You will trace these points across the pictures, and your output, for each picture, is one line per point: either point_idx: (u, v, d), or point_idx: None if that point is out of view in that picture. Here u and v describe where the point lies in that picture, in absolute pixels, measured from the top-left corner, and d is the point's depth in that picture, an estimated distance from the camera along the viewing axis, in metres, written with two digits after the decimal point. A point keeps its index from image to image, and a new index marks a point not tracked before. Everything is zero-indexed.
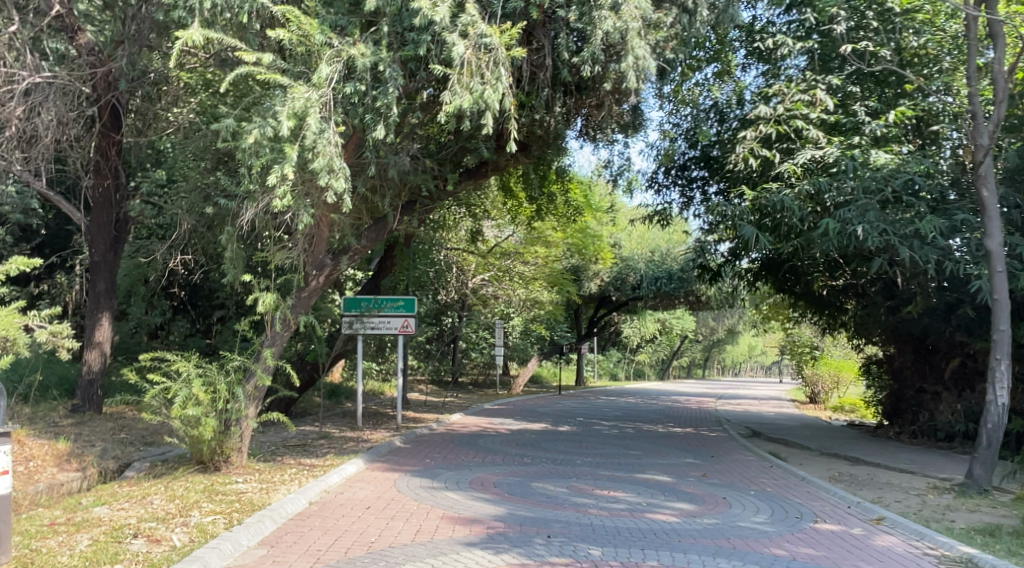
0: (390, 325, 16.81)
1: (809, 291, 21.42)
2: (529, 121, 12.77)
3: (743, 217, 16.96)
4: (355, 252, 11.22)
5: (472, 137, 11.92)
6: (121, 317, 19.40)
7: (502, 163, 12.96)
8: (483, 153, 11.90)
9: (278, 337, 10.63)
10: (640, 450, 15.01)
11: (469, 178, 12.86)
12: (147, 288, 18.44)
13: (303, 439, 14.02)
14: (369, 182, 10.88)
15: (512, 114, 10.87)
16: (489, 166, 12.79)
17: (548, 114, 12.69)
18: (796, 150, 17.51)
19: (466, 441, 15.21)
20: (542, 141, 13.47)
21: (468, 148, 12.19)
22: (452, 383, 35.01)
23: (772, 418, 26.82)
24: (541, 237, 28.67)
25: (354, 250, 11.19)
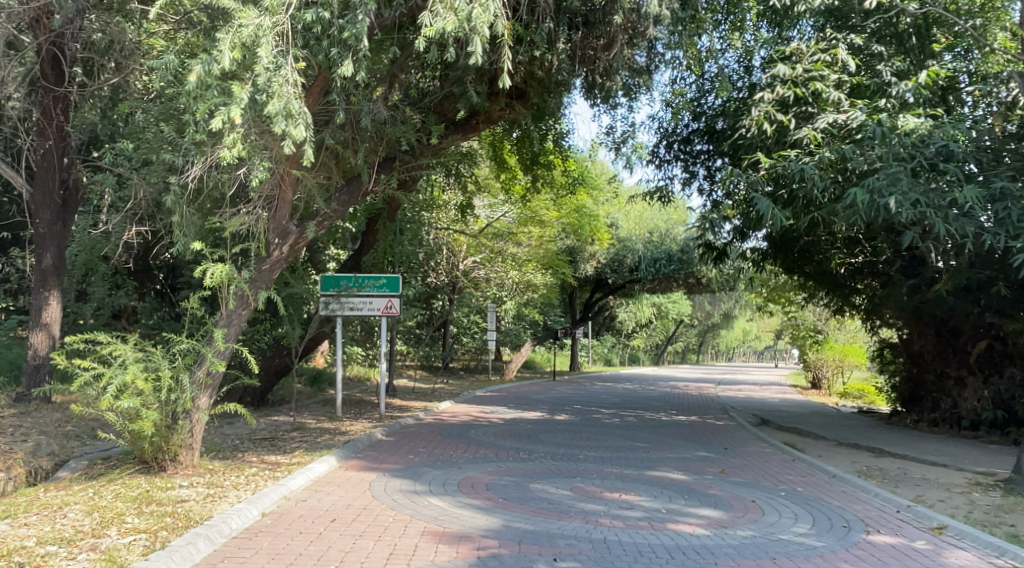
0: (372, 306, 15.37)
1: (822, 271, 19.98)
2: (528, 60, 11.39)
3: (759, 188, 15.53)
4: (326, 218, 9.75)
5: (462, 80, 10.82)
6: (84, 301, 17.93)
7: (495, 117, 11.86)
8: (475, 98, 10.81)
9: (234, 317, 9.17)
10: (647, 442, 13.63)
11: (458, 131, 11.79)
12: (109, 266, 16.98)
13: (272, 433, 12.58)
14: (337, 134, 9.54)
15: (506, 41, 9.50)
16: (480, 118, 11.74)
17: (550, 52, 11.26)
18: (814, 115, 16.01)
19: (455, 433, 13.75)
20: (542, 87, 12.10)
21: (456, 94, 11.12)
22: (442, 369, 33.66)
23: (778, 405, 25.50)
24: (536, 217, 27.20)
25: (324, 216, 9.71)
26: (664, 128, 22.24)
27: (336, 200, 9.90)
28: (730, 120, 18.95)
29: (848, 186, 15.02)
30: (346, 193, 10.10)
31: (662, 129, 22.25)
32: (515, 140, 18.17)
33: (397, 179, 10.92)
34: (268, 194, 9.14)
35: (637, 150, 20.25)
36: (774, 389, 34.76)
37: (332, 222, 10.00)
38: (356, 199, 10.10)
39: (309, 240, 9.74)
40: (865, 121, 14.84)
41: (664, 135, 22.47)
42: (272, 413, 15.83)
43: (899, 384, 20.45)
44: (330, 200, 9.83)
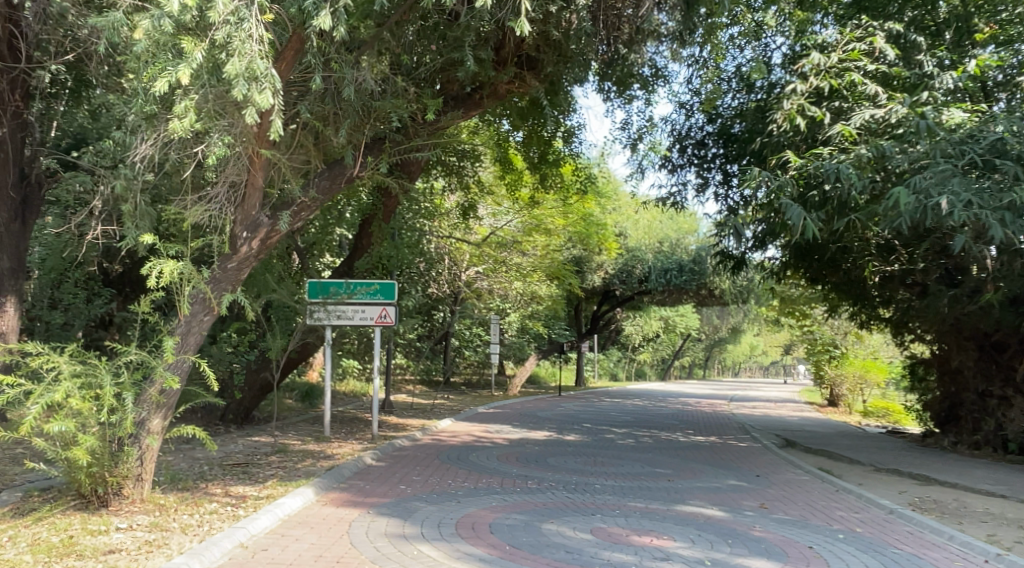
0: (366, 315, 14.09)
1: (851, 280, 18.59)
2: (542, 20, 10.38)
3: (789, 191, 14.08)
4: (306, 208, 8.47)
5: (462, 46, 10.21)
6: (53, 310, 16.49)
7: (500, 91, 11.37)
8: (473, 63, 10.20)
9: (194, 324, 7.84)
10: (669, 468, 12.22)
11: (459, 105, 11.40)
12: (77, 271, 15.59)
13: (249, 457, 11.19)
14: (314, 106, 8.97)
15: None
16: (485, 91, 11.28)
17: (567, 10, 10.44)
18: (849, 110, 14.64)
19: (455, 456, 12.33)
20: (558, 58, 11.13)
21: (456, 61, 10.48)
22: (443, 384, 32.25)
23: (798, 424, 24.01)
24: (541, 226, 26.08)
25: (303, 206, 8.46)
26: (678, 130, 20.94)
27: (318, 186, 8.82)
28: (760, 120, 17.69)
29: (887, 188, 13.62)
30: (328, 175, 9.06)
31: (675, 131, 20.95)
32: (524, 138, 16.95)
33: (388, 165, 9.73)
34: (234, 181, 7.95)
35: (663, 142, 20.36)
36: (789, 406, 33.28)
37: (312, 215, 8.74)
38: (339, 183, 9.07)
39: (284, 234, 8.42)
40: (907, 114, 13.38)
41: (676, 138, 21.11)
42: (253, 433, 14.40)
43: (933, 404, 19.00)
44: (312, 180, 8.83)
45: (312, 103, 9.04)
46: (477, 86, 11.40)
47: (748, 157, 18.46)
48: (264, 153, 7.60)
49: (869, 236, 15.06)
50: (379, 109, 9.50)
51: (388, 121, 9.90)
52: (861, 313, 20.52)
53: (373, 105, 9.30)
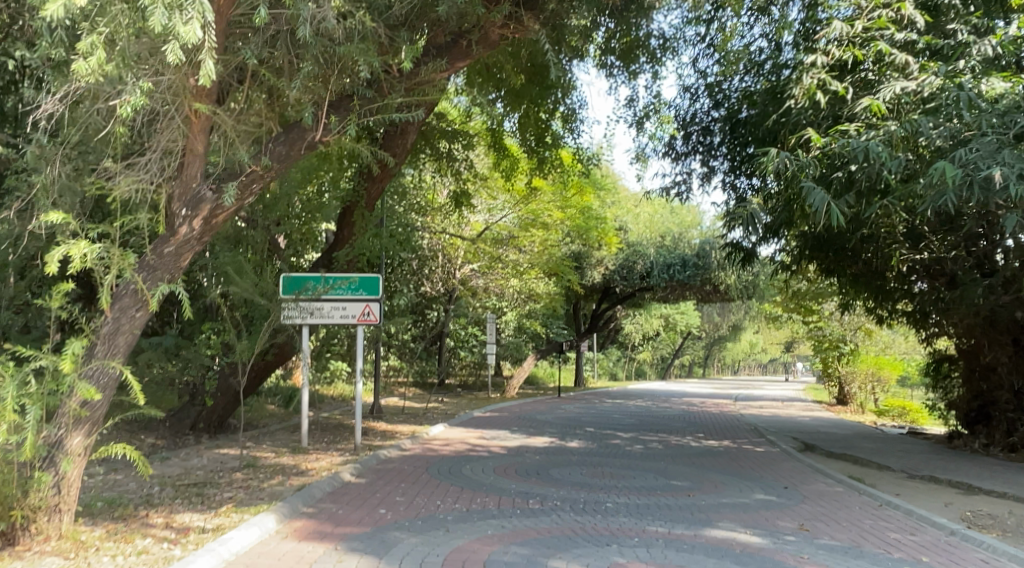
0: (347, 313, 12.90)
1: (872, 270, 17.29)
2: None
3: (813, 172, 12.55)
4: (259, 178, 7.68)
5: None
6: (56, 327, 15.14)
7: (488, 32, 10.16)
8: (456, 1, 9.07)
9: (123, 321, 6.72)
10: (688, 480, 10.88)
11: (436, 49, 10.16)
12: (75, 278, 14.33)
13: (213, 474, 9.90)
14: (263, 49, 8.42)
15: None
16: (474, 34, 10.00)
17: None
18: (876, 83, 13.35)
19: (446, 469, 11.01)
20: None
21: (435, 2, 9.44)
22: (438, 387, 30.90)
23: (814, 426, 22.70)
24: (539, 220, 24.92)
25: (255, 176, 7.64)
26: (681, 114, 19.61)
27: (272, 153, 7.91)
28: (775, 98, 16.39)
29: (923, 169, 12.22)
30: (285, 140, 8.06)
31: (678, 115, 19.62)
32: (519, 110, 15.59)
33: (357, 127, 8.55)
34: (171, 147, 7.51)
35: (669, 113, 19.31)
36: (798, 406, 31.96)
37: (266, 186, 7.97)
38: (298, 147, 8.07)
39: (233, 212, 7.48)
40: (943, 83, 11.98)
41: (681, 124, 19.72)
42: (223, 445, 13.03)
43: (961, 403, 17.71)
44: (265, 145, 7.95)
45: (261, 47, 8.42)
46: (463, 33, 10.19)
47: (759, 141, 17.10)
48: (202, 107, 6.99)
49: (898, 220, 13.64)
50: (343, 57, 8.58)
51: (358, 69, 8.66)
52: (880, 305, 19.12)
53: (338, 52, 8.39)
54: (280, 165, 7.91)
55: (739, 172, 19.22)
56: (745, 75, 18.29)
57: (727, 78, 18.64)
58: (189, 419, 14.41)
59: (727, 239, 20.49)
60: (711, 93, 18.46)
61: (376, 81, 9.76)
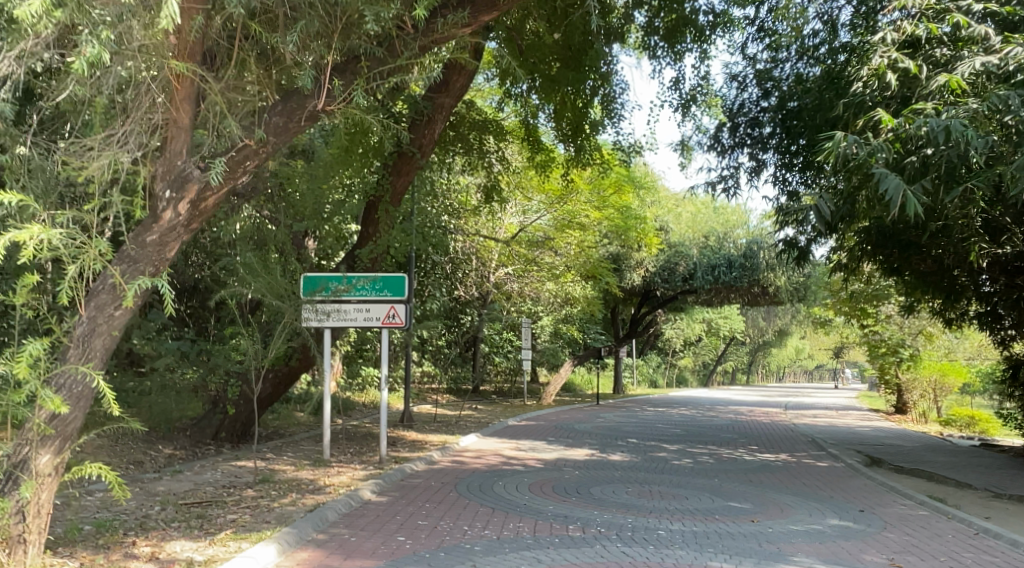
0: (371, 315, 11.98)
1: (955, 258, 16.49)
2: None
3: (886, 157, 11.57)
4: (253, 154, 7.20)
5: None
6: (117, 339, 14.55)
7: None
8: None
9: (99, 321, 6.21)
10: (749, 503, 9.88)
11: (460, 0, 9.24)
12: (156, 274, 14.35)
13: (220, 490, 9.01)
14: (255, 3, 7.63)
15: None
16: None
17: None
18: (951, 59, 12.35)
19: (477, 485, 10.04)
20: None
21: None
22: (472, 394, 29.92)
23: (876, 439, 21.50)
24: (575, 221, 24.05)
25: (247, 152, 7.16)
26: (726, 104, 18.55)
27: (268, 126, 7.38)
28: (836, 82, 15.38)
29: (1009, 150, 11.29)
30: (282, 109, 7.49)
31: (724, 104, 18.57)
32: (556, 100, 14.67)
33: (365, 92, 7.87)
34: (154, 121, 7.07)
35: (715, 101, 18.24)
36: (852, 414, 30.56)
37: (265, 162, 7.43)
38: (296, 118, 7.49)
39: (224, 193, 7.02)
40: None
41: (727, 114, 18.59)
42: (244, 456, 12.20)
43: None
44: (262, 116, 7.41)
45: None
46: None
47: (815, 129, 16.00)
48: (178, 65, 6.66)
49: (974, 214, 13.37)
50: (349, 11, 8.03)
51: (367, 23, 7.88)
52: (947, 300, 18.86)
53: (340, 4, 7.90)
54: (279, 139, 7.39)
55: (790, 165, 18.18)
56: (798, 60, 17.20)
57: (778, 64, 17.56)
58: (212, 425, 13.49)
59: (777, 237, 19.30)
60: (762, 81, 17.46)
61: (388, 37, 8.83)
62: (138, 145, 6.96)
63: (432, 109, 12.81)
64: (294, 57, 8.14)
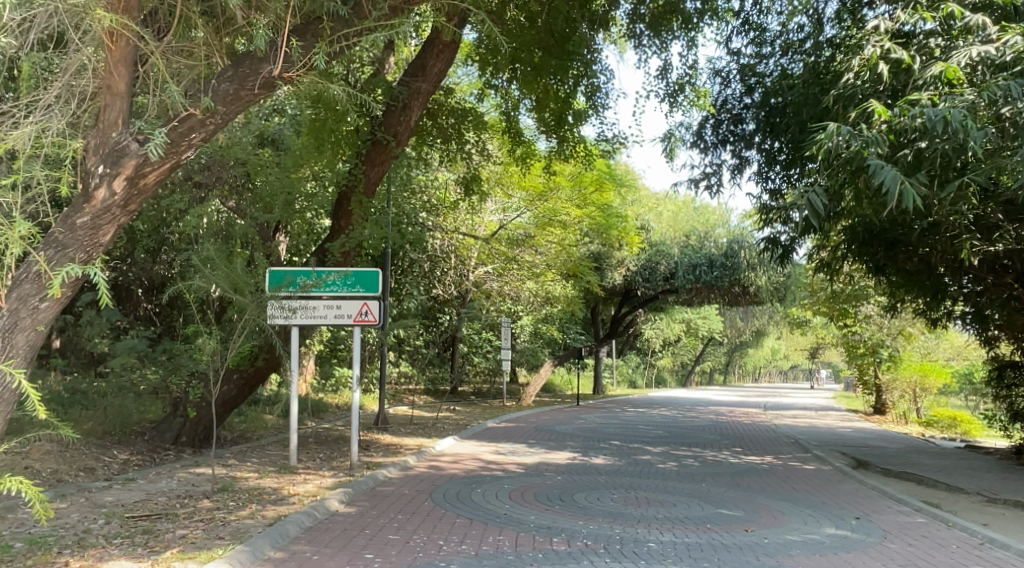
0: (342, 312, 11.39)
1: (943, 257, 15.99)
2: None
3: (880, 150, 10.92)
4: (201, 124, 6.81)
5: None
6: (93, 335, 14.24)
7: None
8: None
9: (22, 314, 5.86)
10: (741, 511, 9.34)
11: None
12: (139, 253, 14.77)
13: (174, 502, 8.31)
14: None
15: None
16: None
17: None
18: (947, 48, 11.81)
19: (453, 494, 9.40)
20: None
21: None
22: (450, 395, 29.26)
23: (862, 440, 21.10)
24: (556, 219, 23.44)
25: (193, 122, 6.78)
26: (710, 98, 18.01)
27: (217, 95, 7.04)
28: (824, 74, 14.86)
29: (1009, 142, 10.77)
30: (234, 75, 7.17)
31: (707, 99, 18.03)
32: (533, 90, 14.07)
33: (324, 57, 7.72)
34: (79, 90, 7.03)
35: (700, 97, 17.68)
36: (835, 415, 30.23)
37: (214, 136, 7.05)
38: (248, 84, 7.17)
39: (166, 169, 6.67)
40: None
41: (710, 111, 18.01)
42: (206, 461, 11.47)
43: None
44: (210, 84, 7.07)
45: None
46: None
47: (800, 125, 15.44)
48: (104, 15, 6.43)
49: (966, 211, 12.89)
50: None
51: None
52: (933, 300, 18.47)
53: None
54: (228, 108, 7.00)
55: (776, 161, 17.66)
56: (784, 56, 16.69)
57: (763, 59, 17.05)
58: (172, 428, 12.76)
59: (759, 237, 18.79)
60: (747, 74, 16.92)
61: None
62: (65, 112, 6.95)
63: (409, 95, 12.17)
64: (245, 18, 8.04)
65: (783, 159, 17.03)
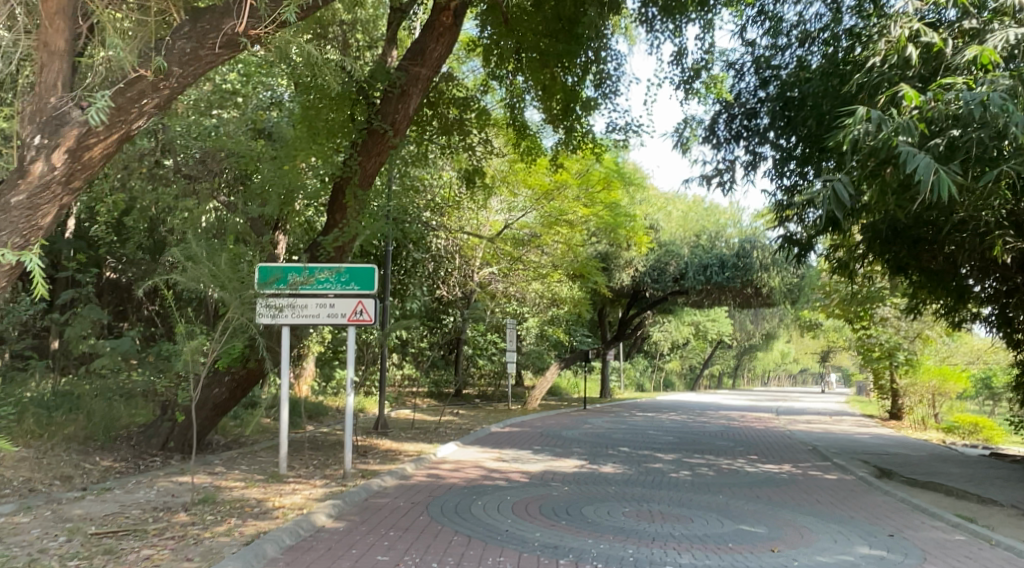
0: (335, 311, 10.69)
1: (971, 254, 15.32)
2: None
3: (911, 138, 10.32)
4: (152, 87, 6.72)
5: None
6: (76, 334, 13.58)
7: None
8: None
9: None
10: (764, 527, 8.66)
11: None
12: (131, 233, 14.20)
13: (147, 515, 7.62)
14: None
15: None
16: None
17: None
18: (981, 31, 11.16)
19: (452, 507, 8.71)
20: None
21: None
22: (454, 398, 28.57)
23: (879, 448, 20.34)
24: (564, 218, 22.73)
25: (144, 85, 6.68)
26: (723, 91, 17.37)
27: (173, 55, 6.92)
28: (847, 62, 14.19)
29: None
30: (192, 34, 7.03)
31: (720, 92, 17.39)
32: (540, 79, 13.42)
33: (295, 10, 7.44)
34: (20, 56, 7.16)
35: (714, 88, 16.88)
36: (849, 421, 29.41)
37: (171, 100, 6.94)
38: (208, 42, 7.03)
39: (115, 141, 6.55)
40: None
41: (723, 105, 17.17)
42: (191, 468, 10.81)
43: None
44: (165, 46, 6.95)
45: None
46: None
47: (820, 119, 14.70)
48: None
49: (999, 202, 12.27)
50: None
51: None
52: (955, 299, 17.79)
53: None
54: (185, 69, 6.92)
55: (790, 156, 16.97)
56: (801, 46, 15.86)
57: (780, 51, 16.24)
58: (162, 430, 11.92)
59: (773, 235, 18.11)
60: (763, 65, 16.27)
61: None
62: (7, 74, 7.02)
63: (407, 80, 11.55)
64: None
65: (799, 155, 16.16)
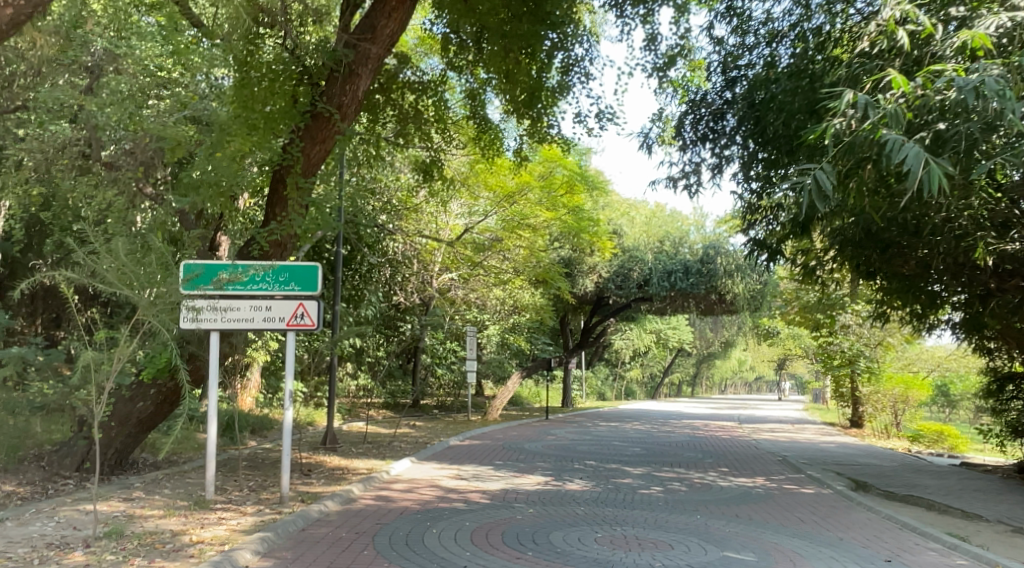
0: (272, 315, 9.67)
1: (950, 259, 14.59)
2: None
3: (899, 127, 9.21)
4: None
5: None
6: None
7: None
8: None
9: None
10: (751, 555, 7.81)
11: None
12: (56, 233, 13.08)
13: (36, 556, 6.49)
14: None
15: None
16: None
17: None
18: (972, 17, 10.43)
19: (401, 536, 7.70)
20: None
21: None
22: (410, 409, 27.42)
23: (850, 458, 19.70)
24: (526, 222, 21.75)
25: None
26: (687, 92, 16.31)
27: None
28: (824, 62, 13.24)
29: None
30: None
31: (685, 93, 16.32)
32: (501, 66, 12.54)
33: None
34: None
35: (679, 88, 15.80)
36: (813, 430, 28.84)
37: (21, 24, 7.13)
38: None
39: None
40: None
41: (688, 106, 15.96)
42: (107, 492, 9.62)
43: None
44: None
45: None
46: None
47: (792, 116, 13.44)
48: None
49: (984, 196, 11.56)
50: None
51: None
52: (929, 305, 17.16)
53: None
54: None
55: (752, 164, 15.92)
56: (768, 45, 14.54)
57: (746, 51, 14.94)
58: (74, 448, 10.77)
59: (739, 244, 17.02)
60: (732, 65, 15.22)
61: None
62: None
63: (355, 58, 10.80)
64: None
65: (764, 157, 14.73)
